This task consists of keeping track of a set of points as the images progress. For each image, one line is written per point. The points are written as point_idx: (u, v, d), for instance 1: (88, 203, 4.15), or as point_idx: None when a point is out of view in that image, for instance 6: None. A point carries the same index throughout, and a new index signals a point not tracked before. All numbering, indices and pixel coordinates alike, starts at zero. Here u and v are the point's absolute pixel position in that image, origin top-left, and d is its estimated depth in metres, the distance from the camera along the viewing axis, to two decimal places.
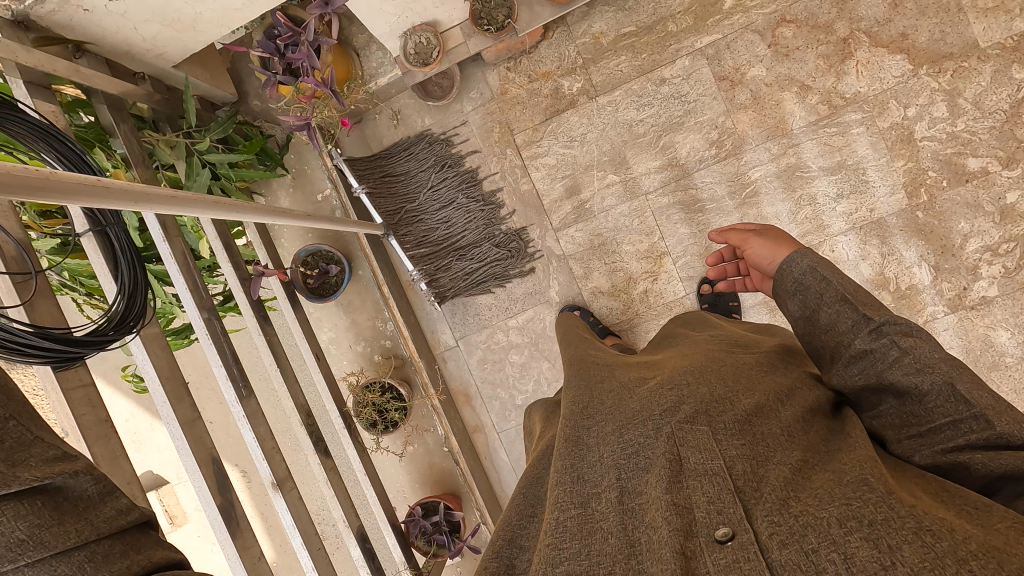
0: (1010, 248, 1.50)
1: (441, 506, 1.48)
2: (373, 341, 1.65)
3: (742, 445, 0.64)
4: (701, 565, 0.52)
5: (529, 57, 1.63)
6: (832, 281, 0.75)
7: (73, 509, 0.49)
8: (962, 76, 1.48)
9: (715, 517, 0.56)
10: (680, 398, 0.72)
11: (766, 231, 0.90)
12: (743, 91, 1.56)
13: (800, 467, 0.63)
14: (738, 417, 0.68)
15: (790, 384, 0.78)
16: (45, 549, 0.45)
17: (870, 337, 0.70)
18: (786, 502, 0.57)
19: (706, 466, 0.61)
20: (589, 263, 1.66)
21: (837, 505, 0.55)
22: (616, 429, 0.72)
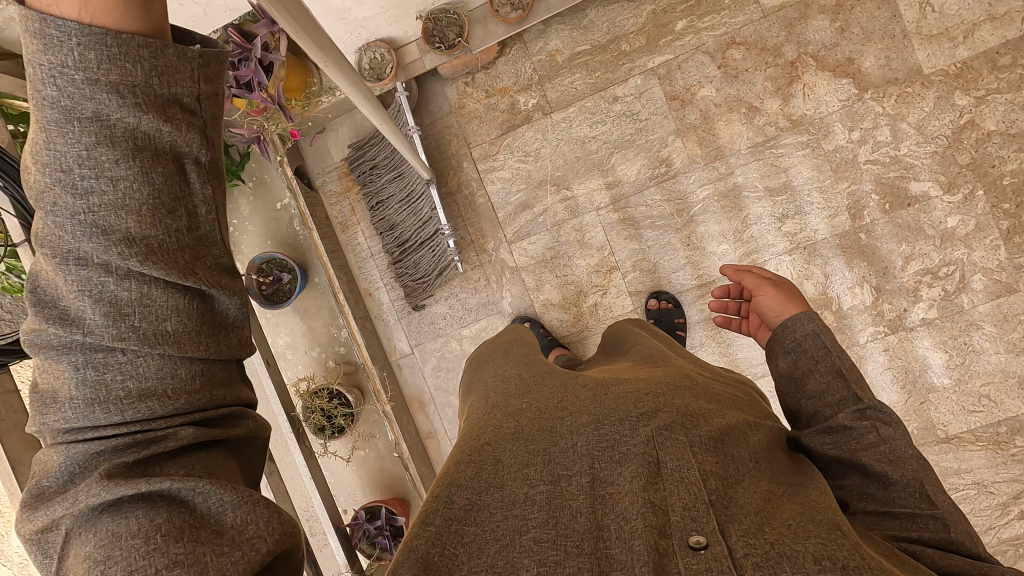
0: (948, 271, 1.52)
1: (385, 511, 1.54)
2: (328, 347, 1.68)
3: (715, 462, 0.65)
4: (671, 564, 0.52)
5: (486, 72, 1.66)
6: (831, 351, 0.78)
7: (210, 324, 0.53)
8: (906, 102, 1.50)
9: (689, 524, 0.56)
10: (657, 404, 0.72)
11: (780, 287, 0.95)
12: (693, 111, 1.59)
13: (772, 498, 0.64)
14: (715, 435, 0.69)
15: (753, 417, 0.80)
16: (180, 347, 0.49)
17: (853, 416, 0.71)
18: (762, 528, 0.57)
19: (684, 473, 0.61)
20: (541, 276, 1.69)
21: (812, 542, 0.55)
22: (593, 421, 0.71)
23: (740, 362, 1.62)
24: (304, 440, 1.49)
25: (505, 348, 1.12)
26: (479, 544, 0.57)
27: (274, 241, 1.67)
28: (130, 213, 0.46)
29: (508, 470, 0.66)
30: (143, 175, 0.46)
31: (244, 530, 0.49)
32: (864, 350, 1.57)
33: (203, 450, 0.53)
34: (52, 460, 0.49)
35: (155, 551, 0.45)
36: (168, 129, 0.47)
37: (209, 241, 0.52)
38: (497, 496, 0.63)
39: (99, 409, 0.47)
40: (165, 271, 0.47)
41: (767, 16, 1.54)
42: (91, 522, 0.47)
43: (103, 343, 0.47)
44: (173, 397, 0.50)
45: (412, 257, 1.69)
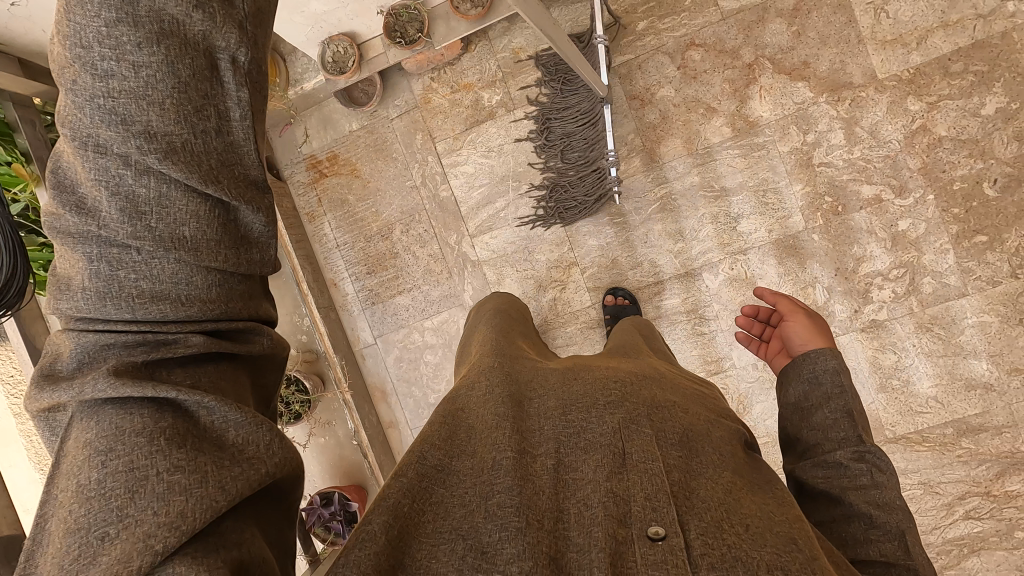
0: (899, 274, 1.55)
1: (337, 496, 1.56)
2: (291, 335, 1.72)
3: (679, 456, 0.68)
4: (629, 555, 0.57)
5: (451, 68, 1.69)
6: (846, 390, 0.78)
7: (235, 237, 0.58)
8: (860, 106, 1.53)
9: (649, 514, 0.60)
10: (624, 395, 0.75)
11: (814, 321, 0.96)
12: (652, 110, 1.62)
13: (732, 489, 0.66)
14: (680, 430, 0.72)
15: (716, 413, 0.83)
16: (196, 254, 0.54)
17: (853, 456, 0.73)
18: (719, 525, 0.60)
19: (647, 465, 0.65)
20: (501, 269, 1.72)
21: (768, 549, 0.58)
22: (560, 406, 0.74)
23: (695, 358, 1.64)
24: None
25: (486, 316, 1.14)
26: (446, 506, 0.63)
27: None
28: (152, 103, 0.51)
29: (479, 441, 0.70)
30: (166, 66, 0.51)
31: (245, 448, 0.53)
32: None
33: (213, 361, 0.57)
34: (66, 344, 0.54)
35: (158, 452, 0.48)
36: (198, 17, 0.52)
37: (238, 150, 0.57)
38: (468, 465, 0.67)
39: (111, 302, 0.52)
40: (184, 171, 0.52)
41: (726, 19, 1.56)
42: (93, 411, 0.50)
43: (118, 239, 0.52)
44: (186, 303, 0.54)
45: (574, 176, 1.64)
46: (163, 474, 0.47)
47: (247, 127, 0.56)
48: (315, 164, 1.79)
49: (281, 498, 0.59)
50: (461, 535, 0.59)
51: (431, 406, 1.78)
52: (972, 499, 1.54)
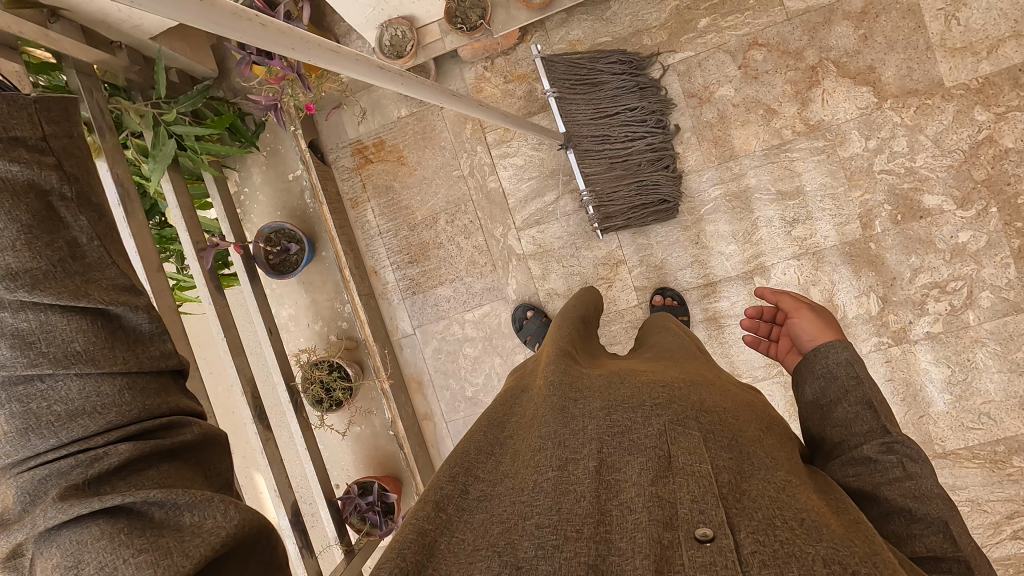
0: (957, 286, 1.52)
1: (377, 487, 1.55)
2: (331, 322, 1.70)
3: (728, 458, 0.63)
4: (675, 557, 0.51)
5: (506, 58, 1.67)
6: (862, 382, 0.72)
7: (124, 341, 0.62)
8: (925, 113, 1.50)
9: (697, 516, 0.55)
10: (671, 397, 0.71)
11: (819, 312, 0.85)
12: (711, 109, 1.59)
13: (786, 486, 0.62)
14: (728, 433, 0.68)
15: (771, 422, 0.78)
16: (95, 363, 0.59)
17: (879, 448, 0.67)
18: (773, 523, 0.55)
19: (695, 468, 0.60)
20: (547, 264, 1.70)
21: (825, 545, 0.52)
22: (605, 407, 0.70)
23: (742, 363, 1.62)
24: (301, 411, 1.52)
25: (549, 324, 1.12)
26: (485, 526, 0.59)
27: (284, 212, 1.68)
28: (6, 248, 0.57)
29: (518, 463, 0.67)
30: (8, 215, 0.58)
31: (201, 521, 0.55)
32: (867, 360, 1.58)
33: (151, 463, 0.59)
34: (8, 494, 0.56)
35: (121, 544, 0.52)
36: (18, 169, 0.60)
37: (99, 264, 0.63)
38: (508, 485, 0.64)
39: (33, 434, 0.56)
40: (53, 294, 0.58)
41: (791, 19, 1.53)
42: (52, 538, 0.53)
43: (20, 375, 0.57)
44: (102, 409, 0.58)
45: (625, 191, 1.57)
46: (128, 558, 0.51)
47: (95, 246, 0.63)
48: (361, 149, 1.76)
49: (266, 553, 0.60)
50: (497, 552, 0.55)
51: (468, 399, 1.76)
52: (1022, 518, 1.51)
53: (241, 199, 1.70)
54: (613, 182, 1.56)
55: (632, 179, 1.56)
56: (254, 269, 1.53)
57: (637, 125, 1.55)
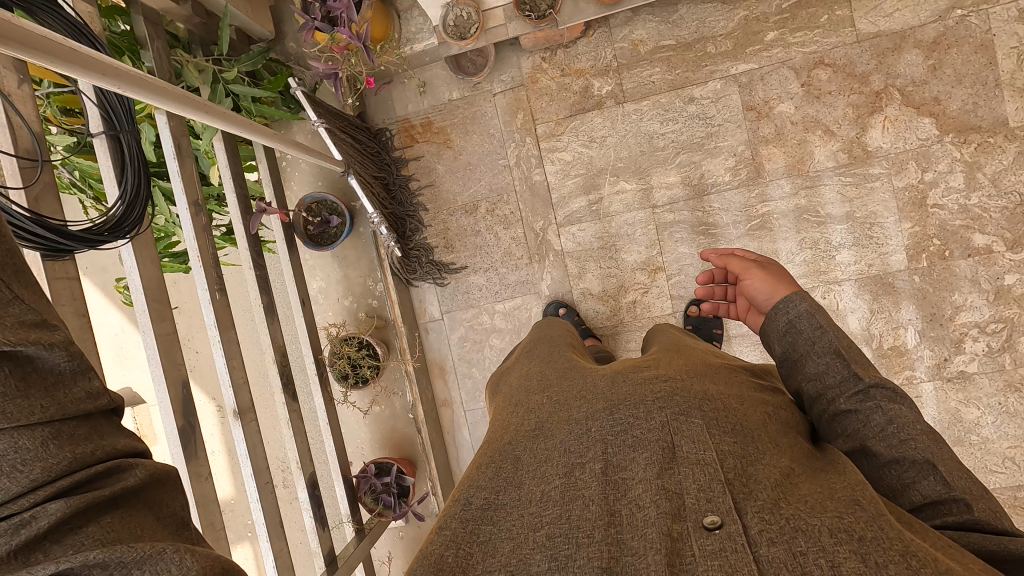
0: (996, 328, 1.51)
1: (394, 469, 1.55)
2: (361, 299, 1.68)
3: (733, 443, 0.63)
4: (686, 548, 0.51)
5: (566, 51, 1.64)
6: (826, 330, 0.77)
7: (41, 383, 0.47)
8: (986, 151, 1.48)
9: (704, 504, 0.54)
10: (674, 392, 0.70)
11: (767, 269, 0.93)
12: (768, 124, 1.57)
13: (790, 472, 0.62)
14: (732, 420, 0.67)
15: (775, 404, 0.77)
16: (4, 418, 0.44)
17: (855, 399, 0.72)
18: (778, 503, 0.55)
19: (700, 458, 0.60)
20: (585, 263, 1.69)
21: (829, 516, 0.52)
22: (607, 407, 0.71)
23: None
24: (326, 385, 1.51)
25: (543, 339, 1.12)
26: (496, 544, 0.58)
27: (325, 183, 1.65)
28: None
29: (527, 472, 0.67)
30: None
31: None
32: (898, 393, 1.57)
33: (90, 520, 0.47)
34: None
35: None
36: None
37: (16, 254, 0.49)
38: (515, 495, 0.64)
39: None
40: None
41: (860, 42, 1.51)
42: None
43: None
44: (23, 469, 0.44)
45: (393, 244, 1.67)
46: None
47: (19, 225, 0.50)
48: (407, 128, 1.73)
49: None
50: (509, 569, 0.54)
51: None
52: None
53: (283, 166, 1.68)
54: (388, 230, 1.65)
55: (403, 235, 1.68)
56: (292, 239, 1.51)
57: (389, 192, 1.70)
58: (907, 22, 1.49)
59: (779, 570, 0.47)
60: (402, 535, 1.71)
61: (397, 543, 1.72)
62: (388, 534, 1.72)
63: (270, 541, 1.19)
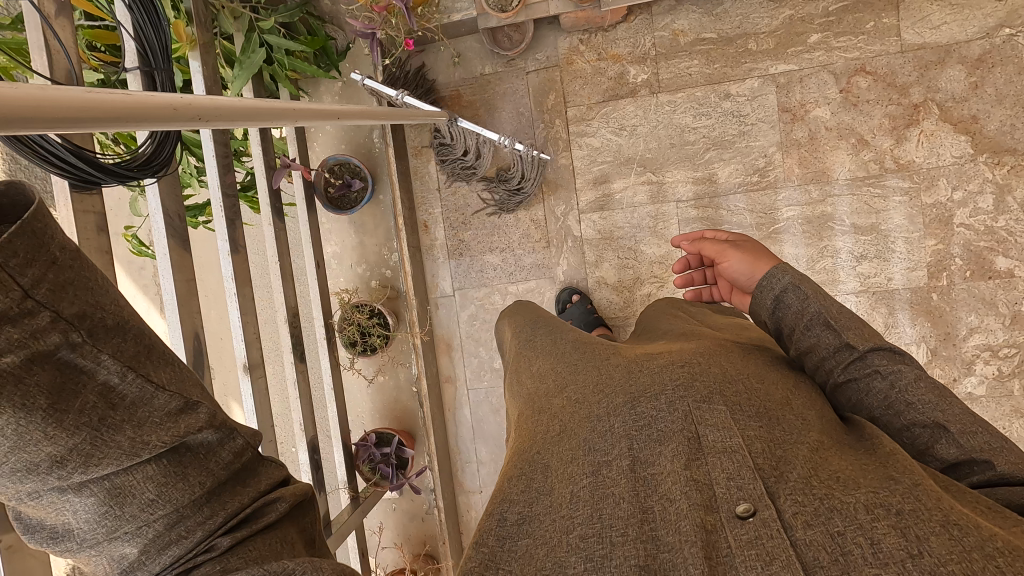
0: (1008, 353, 1.50)
1: (395, 441, 1.54)
2: (375, 267, 1.66)
3: (759, 428, 0.57)
4: (722, 540, 0.47)
5: (604, 35, 1.61)
6: (813, 301, 0.74)
7: (193, 457, 0.43)
8: (1018, 174, 1.46)
9: (734, 492, 0.50)
10: (693, 373, 0.63)
11: (740, 244, 0.91)
12: (802, 128, 1.55)
13: (818, 448, 0.57)
14: (756, 402, 0.61)
15: (795, 380, 0.71)
16: (173, 507, 0.41)
17: (853, 367, 0.70)
18: (809, 482, 0.50)
19: (727, 444, 0.54)
20: (602, 252, 1.67)
21: (864, 491, 0.49)
22: (627, 399, 0.63)
23: None
24: (334, 349, 1.50)
25: (532, 324, 1.03)
26: (531, 553, 0.52)
27: (348, 147, 1.63)
28: None
29: (551, 478, 0.59)
30: None
31: None
32: None
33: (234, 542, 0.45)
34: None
35: None
36: None
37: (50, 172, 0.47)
38: (546, 502, 0.57)
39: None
40: (109, 466, 0.38)
41: (904, 52, 1.49)
42: None
43: (94, 537, 0.40)
44: (189, 535, 0.42)
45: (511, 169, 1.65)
46: None
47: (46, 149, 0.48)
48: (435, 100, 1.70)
49: None
50: None
51: (495, 370, 1.74)
52: None
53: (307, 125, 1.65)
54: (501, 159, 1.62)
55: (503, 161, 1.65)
56: (311, 199, 1.49)
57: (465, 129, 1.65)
58: (953, 36, 1.46)
59: (818, 554, 0.44)
60: (395, 507, 1.72)
61: (389, 515, 1.73)
62: (382, 505, 1.72)
63: None
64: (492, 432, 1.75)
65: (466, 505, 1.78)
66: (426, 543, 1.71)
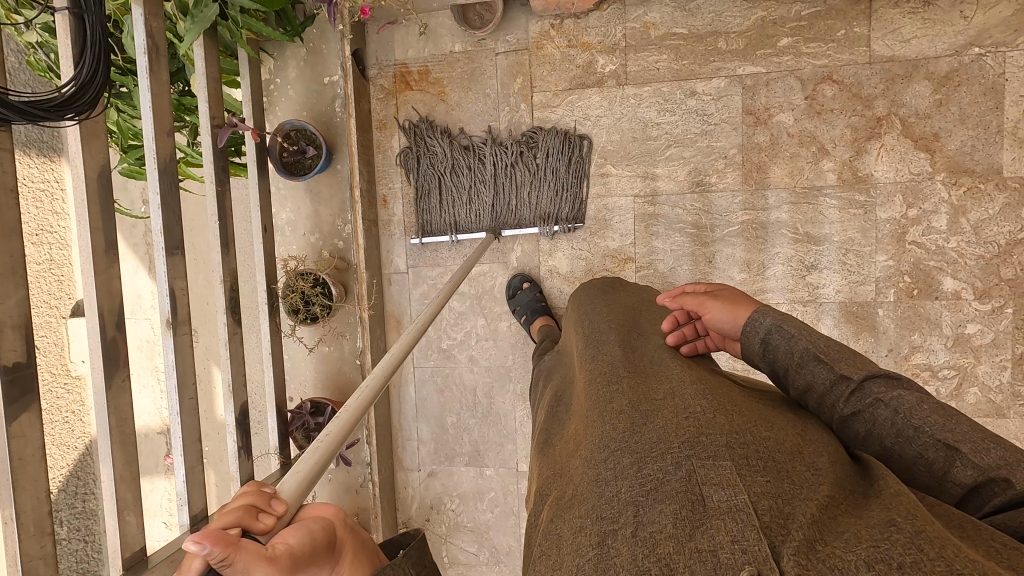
0: (947, 374, 1.51)
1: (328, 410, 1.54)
2: (327, 237, 1.66)
3: (766, 482, 0.51)
4: None
5: (576, 22, 1.59)
6: (797, 338, 0.71)
7: None
8: (973, 197, 1.45)
9: (737, 556, 0.44)
10: (699, 428, 0.57)
11: (720, 293, 0.84)
12: (764, 132, 1.54)
13: (827, 504, 0.51)
14: (764, 452, 0.55)
15: (799, 424, 0.66)
16: None
17: (853, 400, 0.66)
18: (813, 542, 0.45)
19: (732, 503, 0.48)
20: (558, 241, 1.66)
21: (867, 548, 0.43)
22: (633, 457, 0.56)
23: None
24: (274, 315, 1.50)
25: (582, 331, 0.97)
26: None
27: (310, 114, 1.62)
28: None
29: (560, 549, 0.53)
30: None
31: None
32: None
33: None
34: None
35: None
36: None
37: None
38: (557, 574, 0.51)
39: None
40: None
41: (873, 63, 1.47)
42: None
43: None
44: None
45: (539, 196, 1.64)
46: None
47: None
48: (404, 74, 1.68)
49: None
50: None
51: (443, 351, 1.74)
52: None
53: (269, 88, 1.63)
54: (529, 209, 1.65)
55: (526, 191, 1.64)
56: (265, 162, 1.47)
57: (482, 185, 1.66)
58: (923, 51, 1.44)
59: None
60: (329, 477, 1.73)
61: (323, 484, 1.74)
62: None
63: (184, 453, 1.20)
64: (434, 412, 1.76)
65: (404, 481, 1.80)
66: (356, 515, 1.73)
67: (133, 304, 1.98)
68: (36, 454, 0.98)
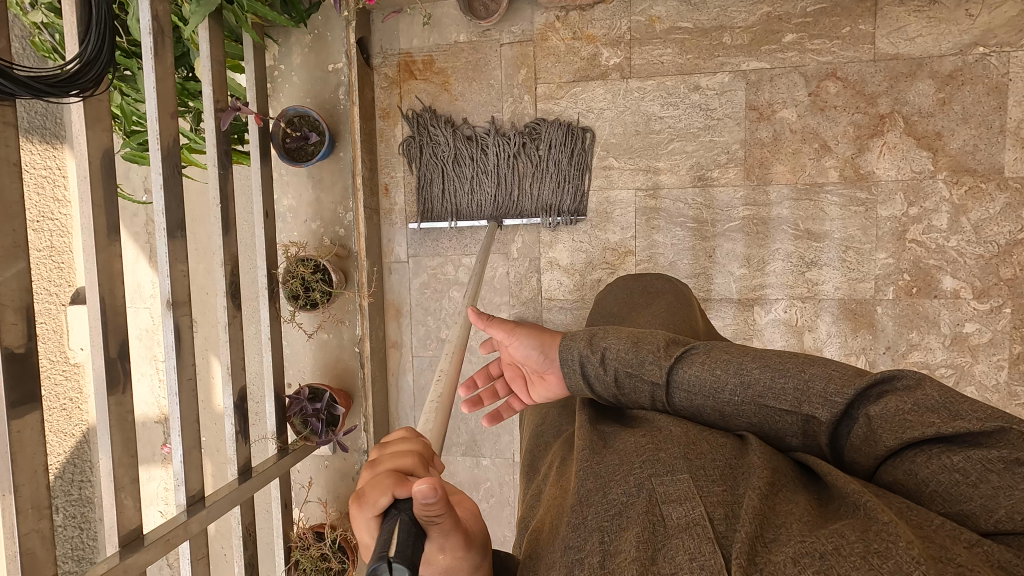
0: (945, 373, 1.51)
1: (326, 396, 1.54)
2: (328, 226, 1.66)
3: (722, 490, 0.53)
4: None
5: (581, 14, 1.59)
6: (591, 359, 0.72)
7: None
8: (974, 196, 1.46)
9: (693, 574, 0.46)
10: (658, 444, 0.59)
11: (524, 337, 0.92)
12: (767, 128, 1.54)
13: (768, 495, 0.52)
14: (717, 459, 0.57)
15: None
16: None
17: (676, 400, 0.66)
18: (755, 545, 0.47)
19: (689, 520, 0.50)
20: (558, 233, 1.67)
21: (800, 552, 0.45)
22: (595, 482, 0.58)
23: None
24: (274, 301, 1.50)
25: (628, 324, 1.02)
26: None
27: (313, 101, 1.62)
28: None
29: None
30: None
31: None
32: None
33: None
34: None
35: None
36: None
37: None
38: None
39: None
40: None
41: (877, 61, 1.47)
42: None
43: None
44: None
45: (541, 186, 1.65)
46: None
47: None
48: (408, 63, 1.68)
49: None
50: None
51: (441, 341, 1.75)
52: None
53: (273, 74, 1.64)
54: (530, 199, 1.65)
55: (528, 180, 1.64)
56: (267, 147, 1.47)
57: (485, 176, 1.66)
58: (927, 49, 1.44)
59: None
60: (326, 464, 1.73)
61: (319, 471, 1.74)
62: (314, 460, 1.74)
63: (182, 434, 1.21)
64: None
65: None
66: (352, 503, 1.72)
67: (136, 293, 1.98)
68: (35, 429, 0.98)
